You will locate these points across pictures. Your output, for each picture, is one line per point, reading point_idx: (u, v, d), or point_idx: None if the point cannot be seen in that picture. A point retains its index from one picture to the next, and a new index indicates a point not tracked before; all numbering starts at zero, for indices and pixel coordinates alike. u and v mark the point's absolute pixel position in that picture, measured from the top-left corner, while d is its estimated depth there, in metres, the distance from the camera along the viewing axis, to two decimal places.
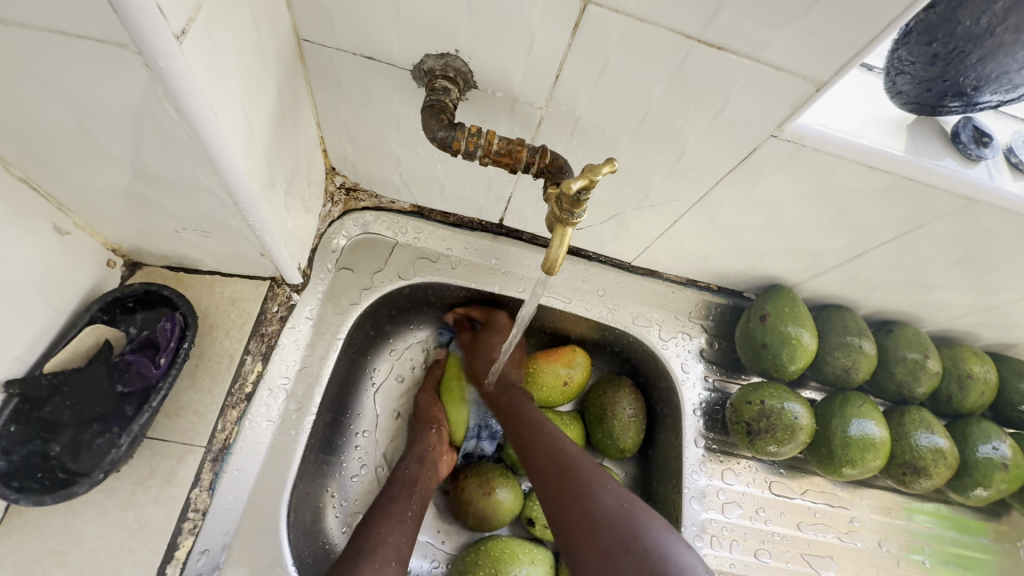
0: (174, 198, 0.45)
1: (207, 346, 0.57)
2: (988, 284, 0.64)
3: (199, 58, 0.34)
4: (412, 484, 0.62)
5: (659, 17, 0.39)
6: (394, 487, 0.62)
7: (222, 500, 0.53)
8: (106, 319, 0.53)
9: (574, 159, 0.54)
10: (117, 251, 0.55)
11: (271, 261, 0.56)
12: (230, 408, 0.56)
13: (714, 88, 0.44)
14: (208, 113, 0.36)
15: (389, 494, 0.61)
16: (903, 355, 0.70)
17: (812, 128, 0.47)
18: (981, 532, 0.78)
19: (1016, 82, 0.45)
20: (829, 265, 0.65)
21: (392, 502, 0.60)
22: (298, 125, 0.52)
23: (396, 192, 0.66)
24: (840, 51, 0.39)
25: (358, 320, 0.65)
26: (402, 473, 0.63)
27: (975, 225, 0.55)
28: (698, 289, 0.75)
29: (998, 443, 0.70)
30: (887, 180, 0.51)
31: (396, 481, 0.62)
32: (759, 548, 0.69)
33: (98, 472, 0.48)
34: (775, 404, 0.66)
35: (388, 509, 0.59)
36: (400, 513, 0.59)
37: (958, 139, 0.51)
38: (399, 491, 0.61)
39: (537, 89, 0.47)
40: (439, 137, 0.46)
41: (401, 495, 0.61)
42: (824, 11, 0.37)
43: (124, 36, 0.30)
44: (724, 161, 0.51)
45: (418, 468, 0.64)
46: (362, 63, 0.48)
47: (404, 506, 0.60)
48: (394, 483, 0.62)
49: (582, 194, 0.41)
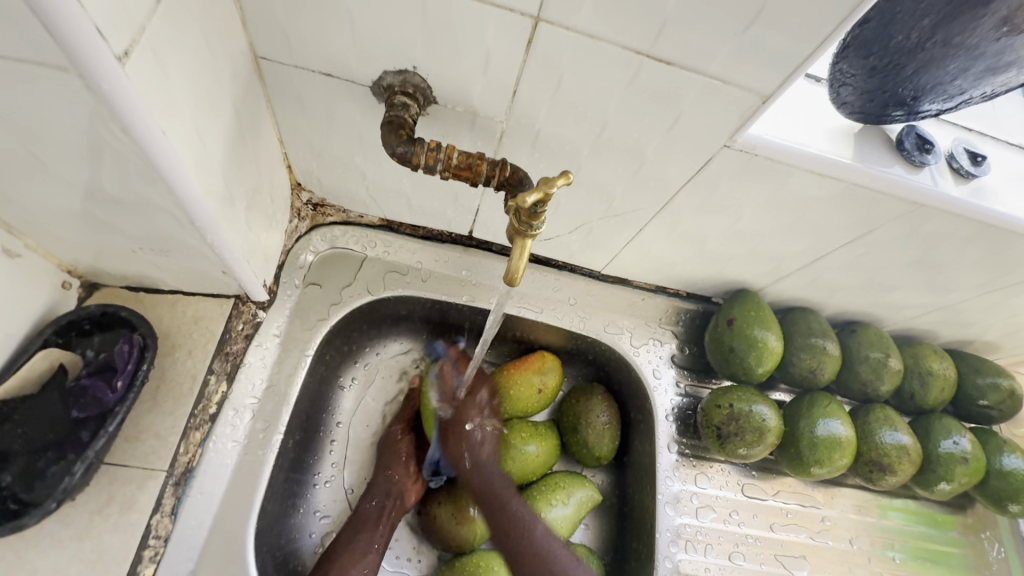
0: (128, 218, 0.45)
1: (169, 367, 0.56)
2: (942, 283, 0.67)
3: (145, 79, 0.34)
4: (377, 517, 0.64)
5: (608, 34, 0.40)
6: (359, 519, 0.63)
7: (186, 525, 0.52)
8: (61, 341, 0.52)
9: (537, 171, 0.55)
10: (72, 272, 0.54)
11: (234, 278, 0.55)
12: (193, 430, 0.54)
13: (667, 101, 0.45)
14: (157, 133, 0.36)
15: (354, 527, 0.62)
16: (865, 354, 0.72)
17: (763, 138, 0.49)
18: (948, 526, 0.80)
19: (952, 92, 0.47)
20: (791, 269, 0.67)
21: (354, 538, 0.61)
22: (258, 144, 0.52)
23: (364, 206, 0.66)
24: (784, 64, 0.40)
25: (328, 336, 0.65)
26: (368, 507, 0.64)
27: (924, 227, 0.57)
28: (667, 296, 0.77)
29: (959, 438, 0.72)
30: (837, 187, 0.53)
31: (361, 518, 0.63)
32: (734, 551, 0.70)
33: (51, 502, 0.47)
34: (744, 407, 0.67)
35: (351, 545, 0.61)
36: (364, 548, 0.61)
37: (902, 146, 0.53)
38: (365, 523, 0.63)
39: (497, 104, 0.48)
40: (398, 151, 0.46)
41: (365, 529, 0.63)
42: (766, 25, 0.38)
43: (63, 60, 0.30)
44: (682, 171, 0.53)
45: (387, 500, 0.65)
46: (321, 80, 0.48)
47: (367, 541, 0.62)
48: (360, 516, 0.63)
49: (538, 207, 0.42)
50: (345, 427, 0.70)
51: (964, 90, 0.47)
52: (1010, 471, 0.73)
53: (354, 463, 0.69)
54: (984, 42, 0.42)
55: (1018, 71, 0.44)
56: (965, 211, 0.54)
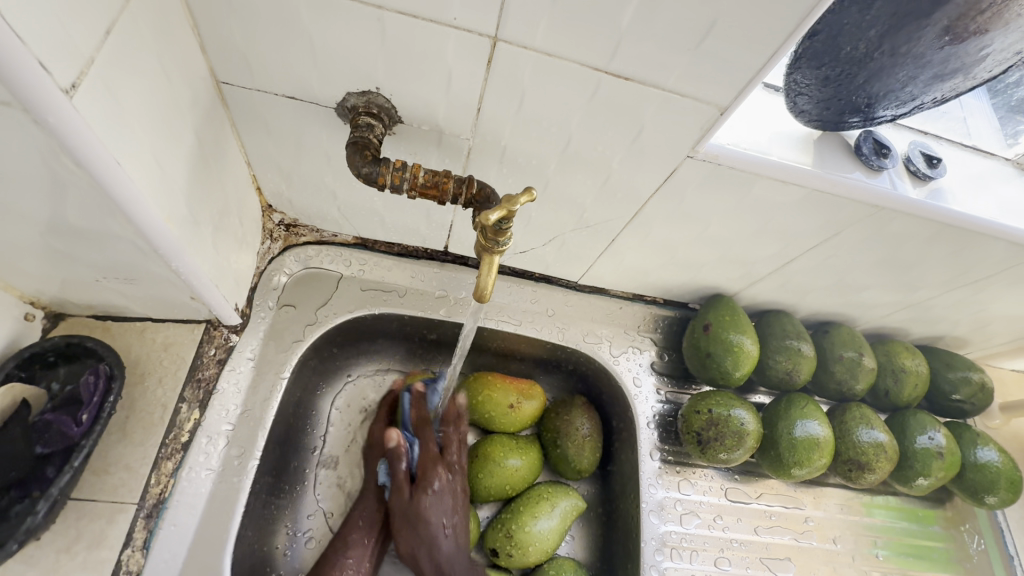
0: (91, 249, 0.44)
1: (139, 396, 0.55)
2: (909, 282, 0.68)
3: (95, 110, 0.33)
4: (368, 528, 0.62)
5: (566, 53, 0.41)
6: (350, 532, 0.62)
7: (158, 559, 0.51)
8: (24, 375, 0.51)
9: (506, 186, 0.55)
10: (36, 303, 0.53)
11: (204, 303, 0.55)
12: (165, 460, 0.53)
13: (628, 115, 0.46)
14: (112, 163, 0.36)
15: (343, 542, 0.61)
16: (840, 354, 0.73)
17: (724, 148, 0.50)
18: (930, 521, 0.81)
19: (904, 98, 0.49)
20: (762, 273, 0.68)
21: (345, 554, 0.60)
22: (224, 166, 0.52)
23: (336, 226, 0.65)
24: (736, 77, 0.41)
25: (303, 358, 0.64)
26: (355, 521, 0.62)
27: (888, 229, 0.59)
28: (645, 303, 0.77)
29: (933, 433, 0.73)
30: (799, 193, 0.54)
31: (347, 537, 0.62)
32: (719, 556, 0.71)
33: (12, 543, 0.45)
34: (722, 412, 0.68)
35: (343, 562, 0.60)
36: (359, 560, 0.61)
37: (860, 151, 0.54)
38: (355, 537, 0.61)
39: (462, 122, 0.48)
40: (363, 172, 0.46)
41: (356, 545, 0.61)
42: (717, 39, 0.39)
43: (6, 95, 0.29)
44: (649, 181, 0.53)
45: (377, 508, 0.64)
46: (286, 102, 0.48)
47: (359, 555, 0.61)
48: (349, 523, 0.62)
49: (502, 224, 0.42)
50: (322, 449, 0.69)
51: (915, 96, 0.48)
52: (985, 463, 0.74)
53: (332, 485, 0.68)
54: (929, 51, 0.43)
55: (965, 77, 0.46)
56: (924, 212, 0.56)
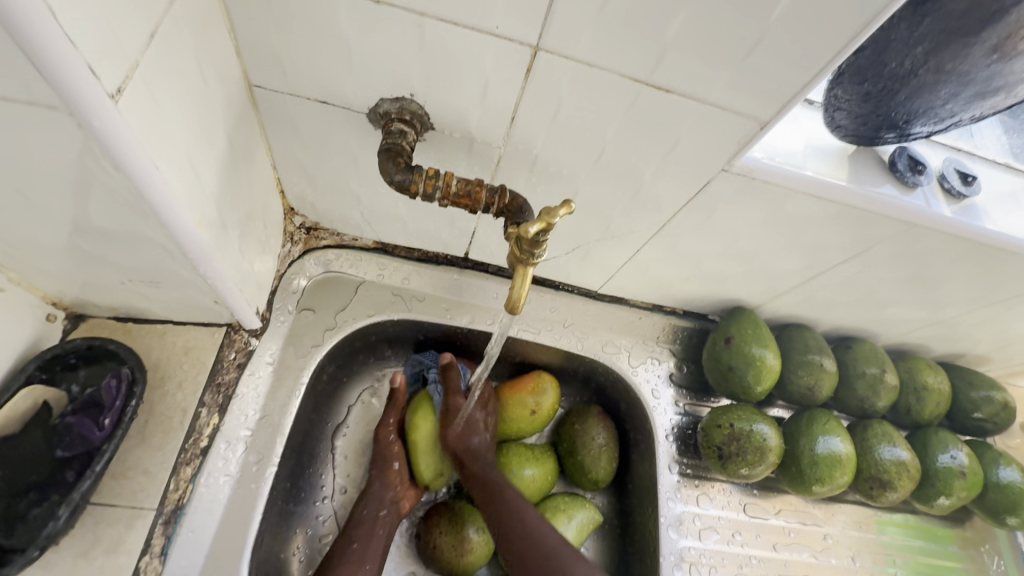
0: (118, 251, 0.44)
1: (158, 400, 0.54)
2: (935, 299, 0.67)
3: (137, 114, 0.33)
4: (374, 523, 0.61)
5: (608, 64, 0.40)
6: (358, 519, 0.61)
7: (177, 565, 0.50)
8: (45, 377, 0.50)
9: (535, 195, 0.55)
10: (58, 303, 0.53)
11: (227, 307, 0.54)
12: (184, 466, 0.53)
13: (666, 128, 0.45)
14: (151, 169, 0.35)
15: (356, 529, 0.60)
16: (862, 370, 0.72)
17: (759, 162, 0.49)
18: (947, 540, 0.80)
19: (943, 116, 0.48)
20: (786, 287, 0.67)
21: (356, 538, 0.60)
22: (252, 169, 0.51)
23: (358, 230, 0.65)
24: (781, 90, 0.41)
25: (321, 363, 0.63)
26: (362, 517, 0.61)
27: (918, 247, 0.58)
28: (664, 314, 0.76)
29: (956, 452, 0.72)
30: (832, 209, 0.53)
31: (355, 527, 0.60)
32: (737, 572, 0.70)
33: (33, 549, 0.45)
34: (744, 426, 0.67)
35: (350, 552, 0.58)
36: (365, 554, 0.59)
37: (895, 168, 0.53)
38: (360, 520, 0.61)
39: (494, 131, 0.48)
40: (395, 180, 0.46)
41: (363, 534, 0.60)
42: (763, 54, 0.38)
43: (54, 99, 0.29)
44: (679, 195, 0.53)
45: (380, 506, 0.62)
46: (316, 107, 0.48)
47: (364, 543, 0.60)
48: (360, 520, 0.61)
49: (540, 236, 0.41)
50: (341, 452, 0.68)
51: (955, 113, 0.47)
52: (1007, 484, 0.73)
53: (348, 490, 0.67)
54: (975, 69, 0.42)
55: (1005, 96, 0.45)
56: (959, 230, 0.55)
